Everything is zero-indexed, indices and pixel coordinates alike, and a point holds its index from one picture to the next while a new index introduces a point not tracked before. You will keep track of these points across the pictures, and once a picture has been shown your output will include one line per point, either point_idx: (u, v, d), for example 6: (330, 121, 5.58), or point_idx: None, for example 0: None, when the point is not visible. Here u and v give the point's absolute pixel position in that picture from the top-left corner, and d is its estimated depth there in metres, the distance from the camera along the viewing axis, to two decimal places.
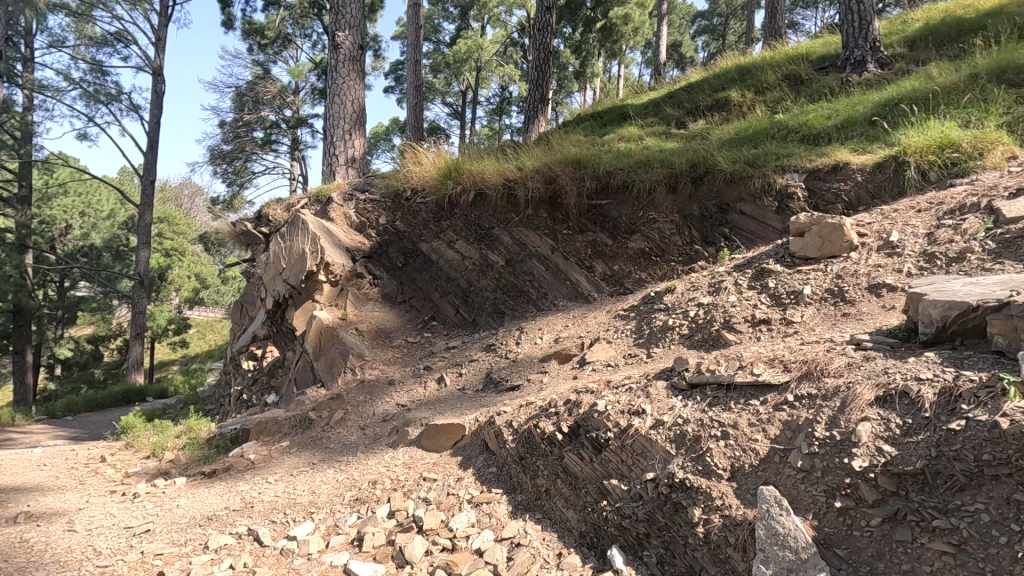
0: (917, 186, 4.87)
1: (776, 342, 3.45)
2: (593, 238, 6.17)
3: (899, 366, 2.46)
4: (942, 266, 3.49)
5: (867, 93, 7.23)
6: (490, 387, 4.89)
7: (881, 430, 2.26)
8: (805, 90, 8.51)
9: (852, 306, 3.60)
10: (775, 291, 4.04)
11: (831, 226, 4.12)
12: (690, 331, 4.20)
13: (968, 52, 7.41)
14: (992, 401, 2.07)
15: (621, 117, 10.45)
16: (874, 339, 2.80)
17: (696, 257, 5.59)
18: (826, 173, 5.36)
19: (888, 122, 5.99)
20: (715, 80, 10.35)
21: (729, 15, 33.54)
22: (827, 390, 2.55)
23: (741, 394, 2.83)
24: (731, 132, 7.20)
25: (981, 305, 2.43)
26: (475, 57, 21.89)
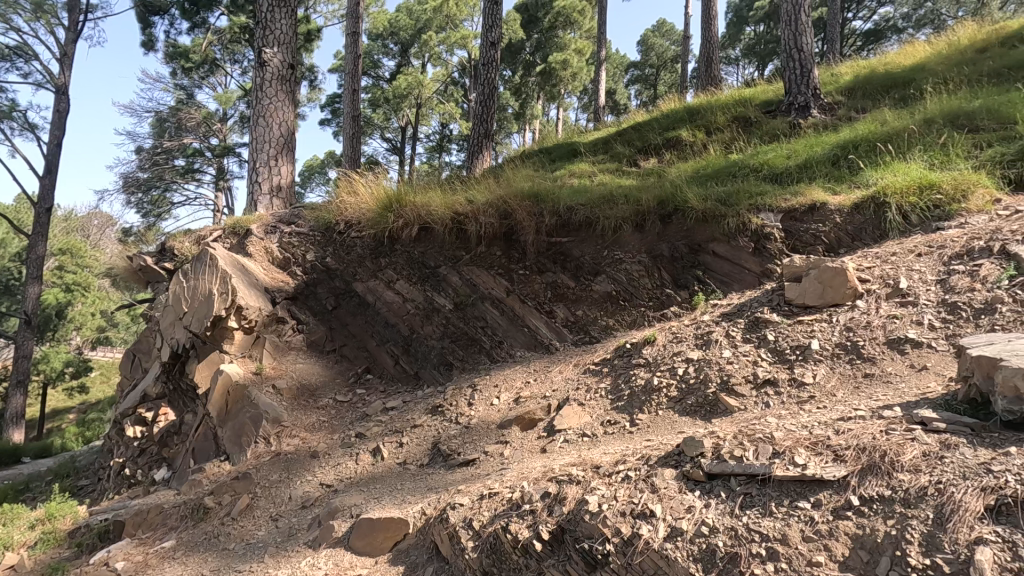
0: (900, 228, 4.50)
1: (797, 414, 2.87)
2: (553, 280, 5.51)
3: (1002, 461, 1.92)
4: (968, 319, 3.06)
5: (822, 134, 7.09)
6: (439, 462, 4.01)
7: (1006, 557, 1.67)
8: (756, 131, 8.33)
9: (873, 365, 3.09)
10: (777, 346, 3.50)
11: (833, 270, 3.64)
12: (681, 394, 3.55)
13: (912, 99, 7.47)
14: None
15: (571, 153, 10.07)
16: (944, 417, 2.25)
17: (668, 302, 5.00)
18: (803, 213, 4.95)
19: (853, 161, 5.73)
20: (664, 119, 10.14)
21: (660, 67, 35.11)
22: (907, 493, 1.96)
23: (784, 492, 2.18)
24: (690, 169, 6.84)
25: None
26: (415, 94, 21.37)
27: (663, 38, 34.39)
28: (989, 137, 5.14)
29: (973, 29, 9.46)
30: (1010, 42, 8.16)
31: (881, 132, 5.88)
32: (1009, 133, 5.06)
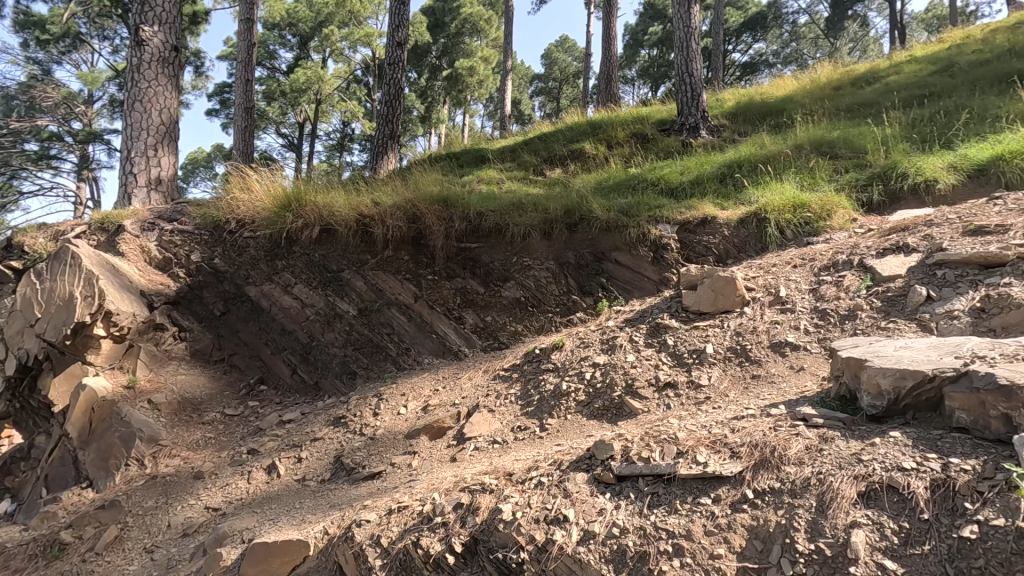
0: (777, 242, 4.94)
1: (695, 415, 3.07)
2: (462, 285, 5.47)
3: (871, 450, 2.15)
4: (836, 324, 3.42)
5: (710, 154, 7.67)
6: (342, 478, 3.80)
7: (876, 538, 1.87)
8: (653, 148, 8.83)
9: (759, 367, 3.37)
10: (676, 350, 3.71)
11: (725, 279, 3.93)
12: (589, 398, 3.65)
13: (785, 126, 8.31)
14: (999, 498, 1.79)
15: (479, 159, 10.10)
16: (821, 413, 2.50)
17: (575, 308, 5.14)
18: (696, 226, 5.30)
19: (738, 179, 6.24)
20: (569, 130, 10.46)
21: (563, 81, 36.34)
22: (794, 483, 2.15)
23: (688, 490, 2.32)
24: (594, 180, 7.11)
25: (937, 375, 2.23)
26: (315, 89, 20.36)
27: (566, 54, 35.68)
28: (847, 163, 5.78)
29: (832, 69, 10.70)
30: (861, 83, 9.32)
31: (760, 155, 6.44)
32: (862, 161, 5.72)
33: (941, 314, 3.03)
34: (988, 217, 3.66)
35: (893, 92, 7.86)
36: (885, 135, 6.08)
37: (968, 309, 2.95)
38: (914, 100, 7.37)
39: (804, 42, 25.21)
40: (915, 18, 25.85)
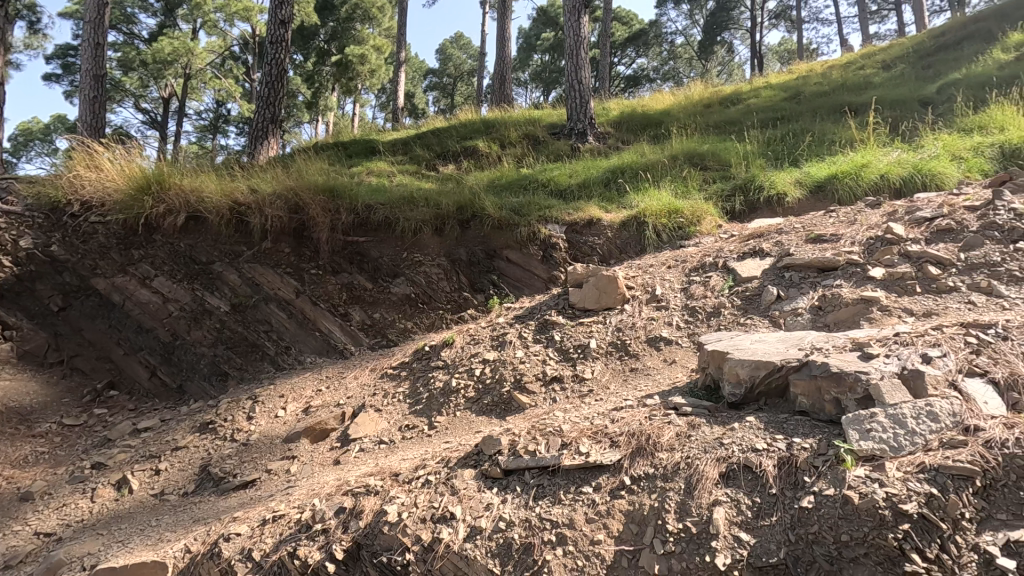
0: (654, 244, 5.28)
1: (579, 407, 3.20)
2: (348, 281, 5.24)
3: (730, 434, 2.37)
4: (703, 320, 3.74)
5: (597, 159, 8.04)
6: (208, 489, 3.48)
7: (733, 513, 2.07)
8: (543, 150, 9.06)
9: (637, 360, 3.60)
10: (563, 346, 3.84)
11: (608, 278, 4.13)
12: (478, 394, 3.66)
13: (663, 138, 8.93)
14: (831, 471, 2.04)
15: (369, 150, 9.74)
16: (690, 402, 2.72)
17: (466, 305, 5.13)
18: (582, 227, 5.53)
19: (621, 184, 6.59)
20: (463, 127, 10.43)
21: (457, 78, 36.15)
22: (666, 468, 2.32)
23: (571, 479, 2.44)
24: (487, 178, 7.15)
25: (784, 365, 2.53)
26: (182, 62, 18.32)
27: (460, 51, 35.54)
28: (715, 175, 6.34)
29: (703, 88, 11.69)
30: (726, 103, 10.28)
31: (641, 162, 6.84)
32: (727, 173, 6.30)
33: (788, 311, 3.42)
34: (825, 227, 4.19)
35: (753, 114, 8.77)
36: (746, 151, 6.75)
37: (809, 307, 3.35)
38: (769, 122, 8.27)
39: (680, 61, 27.33)
40: (771, 49, 29.08)
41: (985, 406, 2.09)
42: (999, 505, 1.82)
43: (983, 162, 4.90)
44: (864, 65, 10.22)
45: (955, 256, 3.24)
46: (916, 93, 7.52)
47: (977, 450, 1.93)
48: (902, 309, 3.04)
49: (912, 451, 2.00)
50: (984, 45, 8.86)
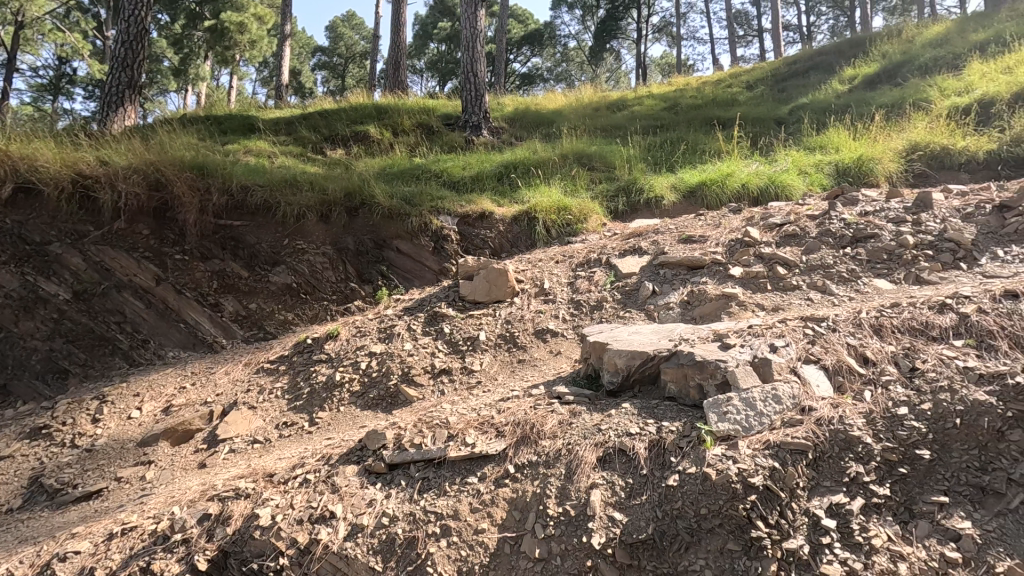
0: (544, 239, 5.42)
1: (467, 399, 3.21)
2: (219, 268, 4.80)
3: (607, 421, 2.51)
4: (587, 313, 3.92)
5: (491, 153, 8.09)
6: (41, 504, 3.04)
7: (609, 495, 2.20)
8: (437, 140, 8.92)
9: (525, 352, 3.69)
10: (452, 338, 3.83)
11: (498, 271, 4.18)
12: (363, 388, 3.54)
13: (554, 137, 9.20)
14: (694, 451, 2.24)
15: (247, 127, 8.99)
16: (572, 390, 2.85)
17: (352, 296, 4.92)
18: (474, 220, 5.54)
19: (514, 179, 6.69)
20: (353, 110, 9.97)
21: (347, 59, 34.41)
22: (548, 455, 2.41)
23: (457, 471, 2.46)
24: (378, 165, 6.91)
25: (657, 354, 2.73)
26: (11, 8, 15.54)
27: (352, 31, 33.91)
28: (601, 176, 6.64)
29: (592, 92, 12.19)
30: (613, 109, 10.83)
31: (533, 159, 6.98)
32: (612, 175, 6.64)
33: (661, 306, 3.69)
34: (695, 229, 4.57)
35: (637, 120, 9.32)
36: (630, 154, 7.15)
37: (679, 302, 3.64)
38: (650, 129, 8.83)
39: (572, 64, 28.32)
40: (654, 61, 31.07)
41: (818, 388, 2.40)
42: (825, 474, 2.13)
43: (822, 178, 5.61)
44: (732, 84, 11.29)
45: (799, 258, 3.68)
46: (773, 112, 8.43)
47: (810, 427, 2.22)
48: (756, 304, 3.40)
49: (760, 430, 2.25)
50: (826, 76, 10.15)
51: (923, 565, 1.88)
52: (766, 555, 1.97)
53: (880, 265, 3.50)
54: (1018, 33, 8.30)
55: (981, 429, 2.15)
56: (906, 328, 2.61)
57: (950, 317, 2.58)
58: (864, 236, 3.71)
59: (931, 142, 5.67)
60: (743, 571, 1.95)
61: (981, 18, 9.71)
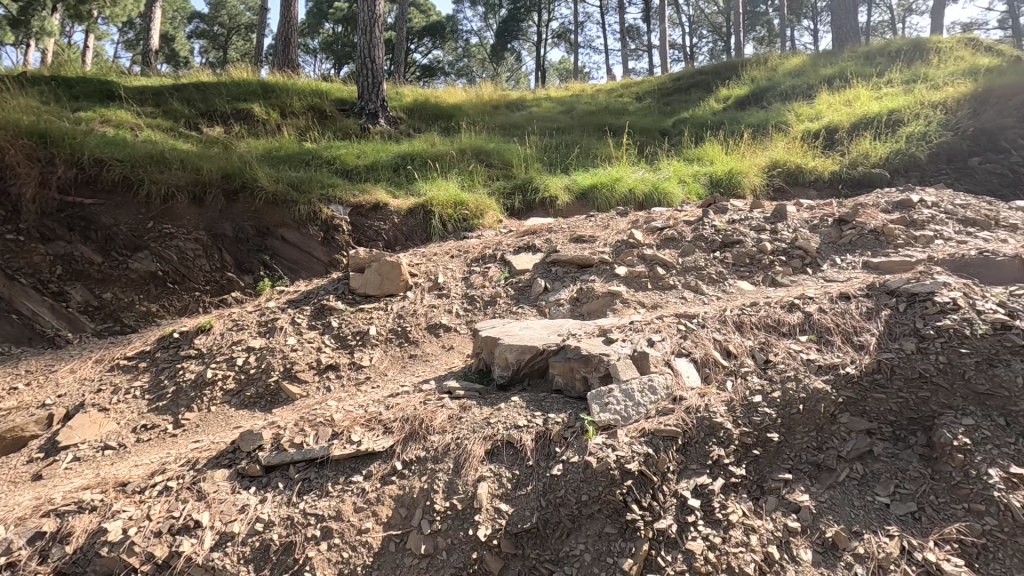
0: (440, 234, 5.35)
1: (354, 396, 3.10)
2: (65, 251, 4.23)
3: (497, 414, 2.55)
4: (480, 309, 3.94)
5: (387, 143, 7.85)
6: None
7: (495, 487, 2.24)
8: (330, 125, 8.46)
9: (416, 347, 3.64)
10: (340, 333, 3.67)
11: (391, 264, 4.07)
12: (239, 386, 3.28)
13: (453, 131, 9.14)
14: (577, 440, 2.34)
15: (105, 94, 7.95)
16: (463, 385, 2.86)
17: (229, 287, 4.53)
18: (368, 210, 5.35)
19: (410, 171, 6.54)
20: (235, 85, 9.19)
21: (230, 31, 31.51)
22: (437, 450, 2.40)
23: (341, 470, 2.38)
24: (262, 147, 6.44)
25: (545, 349, 2.82)
26: None
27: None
28: (498, 174, 6.70)
29: (492, 90, 12.27)
30: (512, 108, 10.99)
31: (430, 151, 6.87)
32: (509, 173, 6.72)
33: (552, 302, 3.80)
34: (585, 229, 4.76)
35: (535, 121, 9.54)
36: (526, 154, 7.27)
37: (569, 298, 3.78)
38: (547, 131, 9.08)
39: (473, 60, 28.33)
40: (553, 65, 31.96)
41: (688, 379, 2.61)
42: (692, 458, 2.31)
43: (699, 188, 6.10)
44: (623, 94, 11.93)
45: (676, 260, 3.97)
46: (658, 124, 9.03)
47: (680, 415, 2.41)
48: (638, 302, 3.62)
49: (637, 419, 2.40)
50: (704, 94, 11.05)
51: (771, 535, 2.11)
52: (639, 536, 2.10)
53: (743, 268, 3.88)
54: (856, 73, 9.61)
55: (819, 414, 2.47)
56: (762, 324, 2.92)
57: (798, 315, 2.92)
58: (731, 242, 4.08)
59: (787, 161, 6.38)
60: (619, 552, 2.07)
61: (829, 56, 11.11)
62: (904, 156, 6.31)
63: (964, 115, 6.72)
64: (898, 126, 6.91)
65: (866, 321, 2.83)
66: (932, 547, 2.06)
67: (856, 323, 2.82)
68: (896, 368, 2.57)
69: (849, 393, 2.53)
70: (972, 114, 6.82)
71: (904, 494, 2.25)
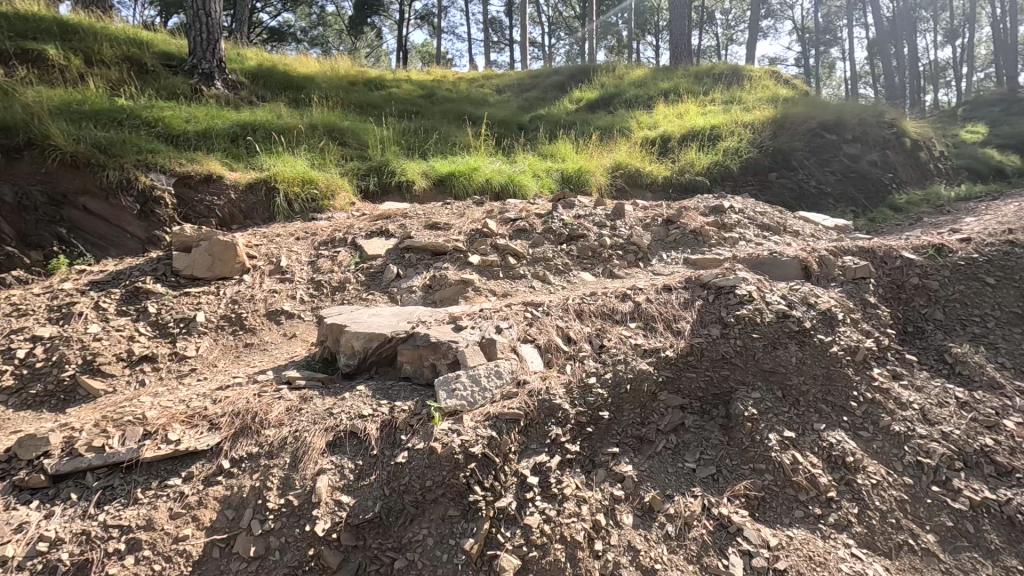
0: (284, 213, 4.92)
1: (175, 390, 2.77)
2: None
3: (340, 404, 2.47)
4: (327, 295, 3.74)
5: (224, 109, 7.05)
6: None
7: (336, 480, 2.18)
8: (151, 81, 7.32)
9: (253, 335, 3.35)
10: (158, 319, 3.25)
11: (224, 244, 3.70)
12: (22, 383, 2.77)
13: (304, 103, 8.50)
14: (423, 427, 2.34)
15: None
16: (304, 375, 2.73)
17: (8, 265, 3.76)
18: (198, 182, 4.77)
19: (251, 142, 5.93)
20: (21, 20, 7.56)
21: None
22: (272, 445, 2.29)
23: (153, 473, 2.19)
24: (59, 99, 5.41)
25: (394, 336, 2.78)
26: None
27: None
28: (352, 153, 6.37)
29: (349, 64, 11.61)
30: (370, 86, 10.52)
31: (275, 123, 6.30)
32: (364, 153, 6.42)
33: (404, 289, 3.74)
34: (441, 217, 4.74)
35: (394, 102, 9.25)
36: (383, 135, 7.01)
37: (421, 286, 3.75)
38: (406, 114, 8.86)
39: (329, 29, 26.49)
40: (415, 47, 31.18)
41: (532, 364, 2.75)
42: (533, 438, 2.45)
43: (551, 183, 6.40)
44: (484, 85, 12.06)
45: (527, 251, 4.14)
46: (516, 118, 9.29)
47: (523, 398, 2.53)
48: (489, 290, 3.70)
49: (482, 404, 2.48)
50: (559, 94, 11.59)
51: (599, 504, 2.30)
52: (481, 515, 2.16)
53: (586, 261, 4.17)
54: (687, 90, 10.79)
55: (643, 392, 2.76)
56: (599, 313, 3.17)
57: (629, 305, 3.22)
58: (576, 235, 4.35)
59: (629, 164, 6.97)
60: (460, 533, 2.12)
61: (666, 71, 12.32)
62: (721, 168, 7.24)
63: (767, 137, 7.91)
64: (718, 141, 7.92)
65: (684, 310, 3.21)
66: (725, 502, 2.41)
67: (675, 312, 3.18)
68: (704, 351, 2.96)
69: (667, 373, 2.86)
70: (772, 136, 8.05)
71: (707, 459, 2.61)
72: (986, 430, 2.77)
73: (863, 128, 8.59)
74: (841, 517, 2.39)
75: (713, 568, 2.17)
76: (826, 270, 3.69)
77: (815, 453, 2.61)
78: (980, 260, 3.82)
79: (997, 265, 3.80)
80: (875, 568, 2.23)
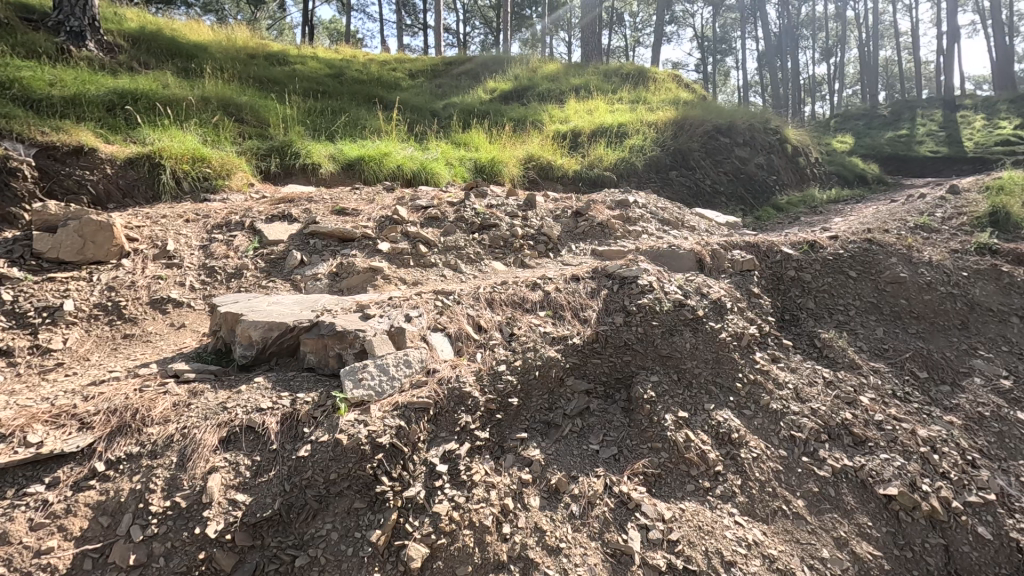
0: (171, 194, 4.50)
1: (37, 386, 2.47)
2: None
3: (235, 398, 2.32)
4: (222, 282, 3.48)
5: (98, 73, 6.30)
6: None
7: (230, 478, 2.05)
8: (5, 35, 6.37)
9: (134, 326, 3.05)
10: (15, 307, 2.88)
11: (97, 225, 3.33)
12: None
13: (195, 72, 7.77)
14: (327, 419, 2.26)
15: None
16: (194, 367, 2.54)
17: None
18: (65, 154, 4.26)
19: (133, 112, 5.35)
20: None
21: None
22: (155, 444, 2.11)
23: (8, 481, 1.95)
24: None
25: (296, 325, 2.65)
26: None
27: None
28: (251, 130, 5.94)
29: (247, 35, 10.78)
30: (271, 59, 9.82)
31: (160, 93, 5.72)
32: (264, 131, 6.00)
33: (308, 276, 3.57)
34: (348, 202, 4.56)
35: (298, 79, 8.72)
36: (285, 113, 6.59)
37: (327, 273, 3.59)
38: (311, 93, 8.40)
39: None
40: (322, 22, 29.40)
41: (442, 353, 2.74)
42: (442, 426, 2.43)
43: (463, 171, 6.36)
44: (395, 68, 11.72)
45: (438, 239, 4.09)
46: (429, 104, 9.12)
47: (432, 387, 2.50)
48: (399, 279, 3.62)
49: (391, 394, 2.44)
50: (473, 83, 11.50)
51: (507, 488, 2.34)
52: (388, 506, 2.12)
53: (498, 250, 4.19)
54: (596, 87, 11.13)
55: (550, 378, 2.84)
56: (510, 302, 3.21)
57: (539, 294, 3.29)
58: (488, 225, 4.36)
59: (541, 156, 7.08)
60: (367, 525, 2.07)
61: (577, 68, 12.63)
62: (626, 164, 7.58)
63: (668, 137, 8.37)
64: (624, 138, 8.26)
65: (590, 299, 3.33)
66: (626, 480, 2.54)
67: (582, 301, 3.30)
68: (609, 338, 3.09)
69: (574, 359, 2.96)
70: (673, 137, 8.53)
71: (609, 440, 2.74)
72: (846, 406, 3.14)
73: (752, 134, 9.34)
74: (726, 488, 2.61)
75: (614, 543, 2.28)
76: (717, 262, 3.99)
77: (704, 431, 2.82)
78: (844, 255, 4.30)
79: (857, 260, 4.29)
80: (754, 533, 2.45)
